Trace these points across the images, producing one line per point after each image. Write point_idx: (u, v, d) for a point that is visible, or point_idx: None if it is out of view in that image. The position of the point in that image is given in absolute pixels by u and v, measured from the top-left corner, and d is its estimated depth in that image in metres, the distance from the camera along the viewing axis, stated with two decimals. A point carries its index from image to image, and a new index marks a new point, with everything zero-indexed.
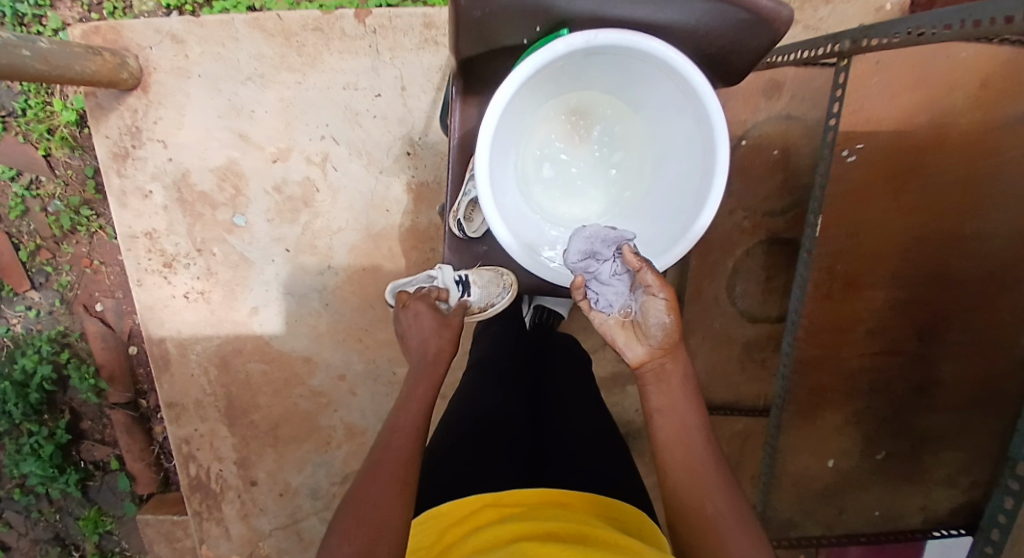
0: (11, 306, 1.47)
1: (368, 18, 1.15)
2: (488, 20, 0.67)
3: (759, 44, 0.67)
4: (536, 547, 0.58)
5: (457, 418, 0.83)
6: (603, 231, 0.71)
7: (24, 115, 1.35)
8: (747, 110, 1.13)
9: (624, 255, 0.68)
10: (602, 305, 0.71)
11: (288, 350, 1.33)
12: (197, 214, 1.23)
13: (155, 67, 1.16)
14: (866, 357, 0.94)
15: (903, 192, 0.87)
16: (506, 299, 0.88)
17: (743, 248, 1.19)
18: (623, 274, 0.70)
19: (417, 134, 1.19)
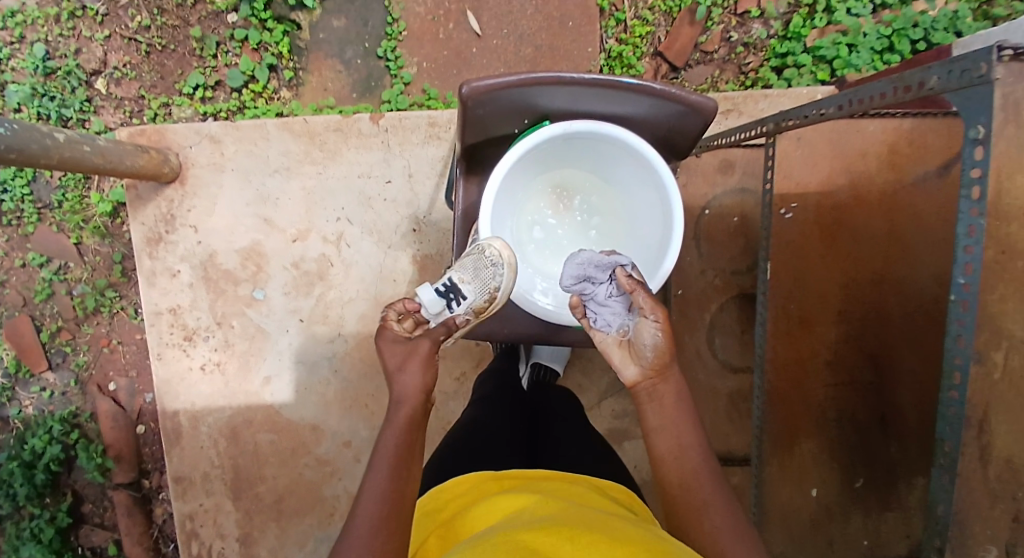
0: (25, 387, 1.52)
1: (381, 119, 1.33)
2: (487, 115, 0.83)
3: (697, 127, 0.82)
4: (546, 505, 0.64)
5: (458, 434, 0.93)
6: (598, 257, 0.82)
7: (62, 207, 1.48)
8: (706, 184, 1.31)
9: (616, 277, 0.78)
10: (601, 323, 0.79)
11: (297, 419, 1.38)
12: (219, 290, 1.35)
13: (192, 163, 1.33)
14: (830, 389, 1.07)
15: (838, 243, 1.05)
16: (506, 274, 0.79)
17: (717, 304, 1.32)
18: (619, 295, 0.79)
19: (422, 214, 1.35)
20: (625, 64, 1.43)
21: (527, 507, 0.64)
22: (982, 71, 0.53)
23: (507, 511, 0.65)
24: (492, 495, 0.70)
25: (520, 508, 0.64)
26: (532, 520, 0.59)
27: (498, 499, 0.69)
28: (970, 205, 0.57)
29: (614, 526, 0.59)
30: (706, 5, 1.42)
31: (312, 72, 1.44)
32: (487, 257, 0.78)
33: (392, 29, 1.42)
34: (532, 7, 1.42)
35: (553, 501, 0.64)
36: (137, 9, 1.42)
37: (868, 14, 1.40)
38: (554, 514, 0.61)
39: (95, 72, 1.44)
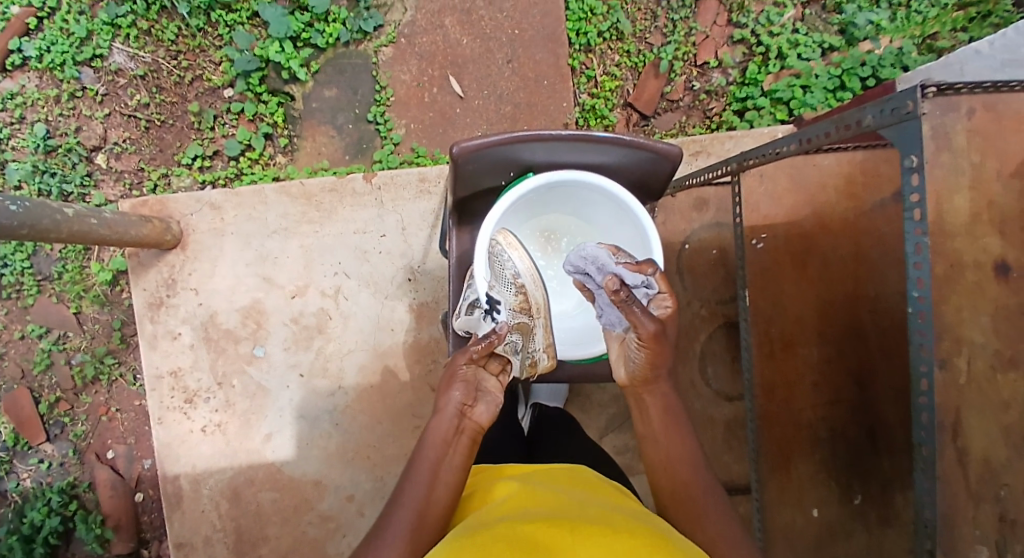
0: (23, 460, 1.51)
1: (374, 179, 1.41)
2: (476, 171, 0.90)
3: (666, 171, 0.89)
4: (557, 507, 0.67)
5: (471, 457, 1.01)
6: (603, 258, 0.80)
7: (62, 278, 1.51)
8: (683, 221, 1.39)
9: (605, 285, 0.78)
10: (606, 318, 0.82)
11: (299, 475, 1.39)
12: (221, 350, 1.38)
13: (194, 229, 1.39)
14: (818, 407, 1.11)
15: (808, 268, 1.12)
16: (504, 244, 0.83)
17: (705, 334, 1.38)
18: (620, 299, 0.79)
19: (417, 263, 1.40)
20: (599, 116, 1.53)
21: (525, 501, 0.68)
22: (909, 109, 0.60)
23: (506, 503, 0.69)
24: (496, 491, 0.75)
25: (519, 501, 0.68)
26: (529, 513, 0.63)
27: (502, 494, 0.73)
28: (914, 225, 0.63)
29: (604, 517, 0.63)
30: (669, 59, 1.54)
31: (307, 138, 1.52)
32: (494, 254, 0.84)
33: (380, 96, 1.51)
34: (510, 69, 1.53)
35: (551, 499, 0.68)
36: (136, 89, 1.50)
37: (818, 58, 1.52)
38: (549, 508, 0.65)
39: (96, 148, 1.50)
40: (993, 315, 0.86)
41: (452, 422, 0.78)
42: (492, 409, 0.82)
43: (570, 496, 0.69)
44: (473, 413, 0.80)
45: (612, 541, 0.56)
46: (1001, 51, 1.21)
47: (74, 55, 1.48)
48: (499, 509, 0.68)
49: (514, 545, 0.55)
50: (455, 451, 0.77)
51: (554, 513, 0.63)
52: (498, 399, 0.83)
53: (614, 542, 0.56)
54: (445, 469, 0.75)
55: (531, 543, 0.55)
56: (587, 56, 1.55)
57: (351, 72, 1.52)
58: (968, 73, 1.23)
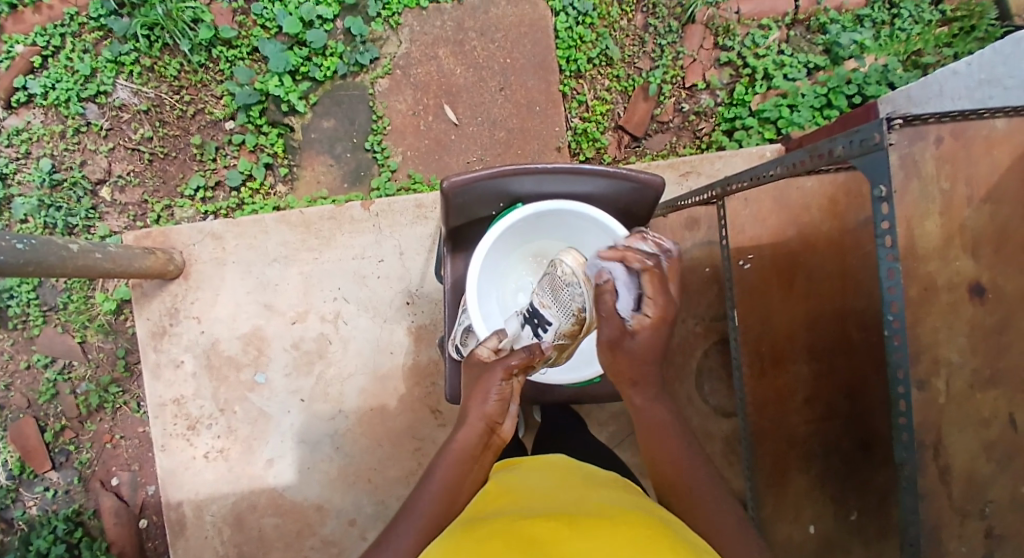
0: (29, 488, 1.53)
1: (371, 206, 1.44)
2: (467, 202, 0.93)
3: (649, 198, 0.94)
4: (547, 494, 0.70)
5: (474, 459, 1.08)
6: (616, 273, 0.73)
7: (67, 308, 1.54)
8: (675, 240, 1.39)
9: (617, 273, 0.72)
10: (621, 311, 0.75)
11: (301, 499, 1.40)
12: (223, 376, 1.41)
13: (196, 260, 1.42)
14: (811, 424, 1.12)
15: (795, 285, 1.14)
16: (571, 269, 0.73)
17: (701, 350, 1.39)
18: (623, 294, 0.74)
19: (415, 287, 1.43)
20: (591, 139, 1.57)
21: (523, 497, 0.70)
22: (878, 139, 0.63)
23: (503, 498, 0.71)
24: (493, 486, 0.76)
25: (516, 497, 0.70)
26: (525, 510, 0.65)
27: (499, 489, 0.74)
28: (886, 251, 0.65)
29: (597, 508, 0.65)
30: (657, 83, 1.57)
31: (306, 167, 1.56)
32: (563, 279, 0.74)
33: (377, 125, 1.55)
34: (502, 96, 1.57)
35: (541, 494, 0.70)
36: (139, 123, 1.55)
37: (803, 77, 1.56)
38: (546, 504, 0.67)
39: (101, 181, 1.54)
40: (971, 333, 0.84)
41: (478, 436, 0.77)
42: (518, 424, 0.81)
43: (566, 491, 0.71)
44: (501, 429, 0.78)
45: (601, 530, 0.58)
46: (979, 69, 1.25)
47: (78, 92, 1.53)
48: (496, 504, 0.69)
49: (511, 542, 0.57)
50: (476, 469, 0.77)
51: (549, 508, 0.65)
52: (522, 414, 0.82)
53: (604, 531, 0.58)
54: (461, 485, 0.76)
55: (525, 538, 0.57)
56: (577, 81, 1.59)
57: (348, 103, 1.57)
58: (946, 93, 1.26)
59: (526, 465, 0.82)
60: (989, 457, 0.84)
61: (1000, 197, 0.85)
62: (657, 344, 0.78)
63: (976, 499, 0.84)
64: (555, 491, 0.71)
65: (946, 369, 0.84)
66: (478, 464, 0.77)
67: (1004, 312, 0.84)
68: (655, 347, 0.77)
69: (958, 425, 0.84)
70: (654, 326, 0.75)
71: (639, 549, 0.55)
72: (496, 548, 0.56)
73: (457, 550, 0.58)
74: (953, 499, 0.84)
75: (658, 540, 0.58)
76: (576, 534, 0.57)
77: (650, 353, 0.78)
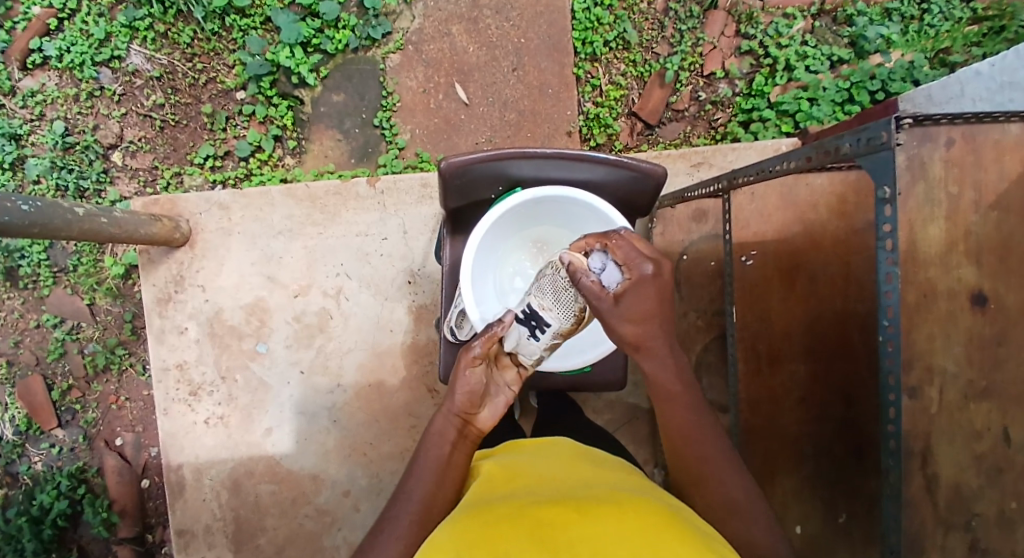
0: (36, 444, 1.57)
1: (377, 183, 1.43)
2: (465, 184, 0.93)
3: (651, 189, 0.93)
4: (552, 478, 0.70)
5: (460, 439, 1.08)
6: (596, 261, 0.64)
7: (77, 271, 1.56)
8: (681, 232, 1.36)
9: (607, 252, 0.64)
10: (608, 279, 0.64)
11: (297, 469, 1.43)
12: (225, 345, 1.43)
13: (202, 229, 1.43)
14: (803, 424, 1.12)
15: (797, 284, 1.12)
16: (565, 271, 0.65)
17: (701, 344, 1.37)
18: (607, 269, 0.64)
19: (417, 266, 1.43)
20: (603, 125, 1.54)
21: (532, 480, 0.69)
22: (884, 139, 0.61)
23: (509, 479, 0.71)
24: (496, 468, 0.75)
25: (526, 479, 0.70)
26: (535, 493, 0.65)
27: (507, 469, 0.74)
28: (886, 255, 0.64)
29: (605, 491, 0.64)
30: (674, 70, 1.54)
31: (315, 141, 1.56)
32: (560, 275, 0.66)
33: (386, 101, 1.54)
34: (514, 77, 1.55)
35: (546, 478, 0.70)
36: (152, 90, 1.55)
37: (826, 70, 1.51)
38: (555, 487, 0.66)
39: (112, 146, 1.56)
40: (968, 344, 0.82)
41: (454, 428, 0.79)
42: (497, 413, 0.82)
43: (574, 474, 0.71)
44: (477, 420, 0.80)
45: (611, 515, 0.58)
46: (1000, 72, 1.20)
47: (93, 56, 1.53)
48: (502, 486, 0.69)
49: (520, 527, 0.57)
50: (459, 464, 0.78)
51: (560, 492, 0.64)
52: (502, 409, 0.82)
53: (613, 514, 0.58)
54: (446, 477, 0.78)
55: (534, 522, 0.57)
56: (592, 65, 1.56)
57: (359, 77, 1.56)
58: (968, 94, 1.22)
59: (528, 447, 0.82)
60: (978, 470, 0.83)
61: (1008, 205, 0.81)
62: (654, 296, 0.66)
63: (961, 509, 0.82)
64: (559, 476, 0.70)
65: (939, 377, 0.82)
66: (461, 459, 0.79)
67: (1004, 323, 0.81)
68: (652, 301, 0.66)
69: (947, 435, 0.83)
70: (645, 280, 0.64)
71: (650, 534, 0.55)
72: (505, 533, 0.56)
73: (466, 531, 0.58)
74: (938, 508, 0.83)
75: (668, 523, 0.58)
76: (587, 519, 0.57)
77: (647, 308, 0.66)
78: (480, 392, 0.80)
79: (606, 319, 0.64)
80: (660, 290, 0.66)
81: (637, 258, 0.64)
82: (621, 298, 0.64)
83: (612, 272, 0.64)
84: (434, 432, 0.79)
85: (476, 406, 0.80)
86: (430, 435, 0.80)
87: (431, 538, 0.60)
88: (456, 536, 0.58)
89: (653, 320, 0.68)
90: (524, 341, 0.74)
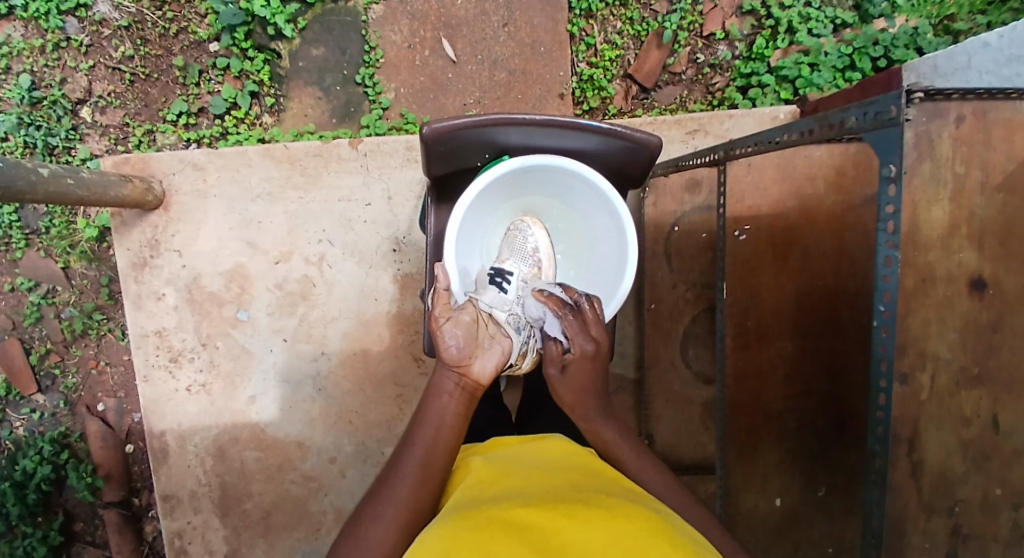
0: (16, 409, 1.55)
1: (360, 144, 1.38)
2: (451, 150, 0.89)
3: (643, 159, 0.90)
4: (543, 479, 0.68)
5: None
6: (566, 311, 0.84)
7: (49, 233, 1.51)
8: (674, 202, 1.31)
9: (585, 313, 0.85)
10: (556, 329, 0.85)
11: (282, 435, 1.41)
12: (204, 312, 1.39)
13: (176, 191, 1.37)
14: (787, 400, 1.11)
15: (790, 260, 1.09)
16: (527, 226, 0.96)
17: (689, 316, 1.34)
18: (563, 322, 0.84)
19: (402, 234, 1.39)
20: (596, 87, 1.48)
21: (522, 482, 0.68)
22: (893, 114, 0.58)
23: (499, 481, 0.69)
24: (485, 468, 0.73)
25: (516, 479, 0.68)
26: (523, 495, 0.64)
27: (493, 469, 0.72)
28: (887, 237, 0.62)
29: (595, 496, 0.63)
30: (672, 29, 1.47)
31: (293, 99, 1.49)
32: (518, 231, 0.96)
33: (369, 57, 1.47)
34: (505, 34, 1.48)
35: (536, 480, 0.68)
36: (121, 41, 1.47)
37: (828, 34, 1.44)
38: (545, 490, 0.65)
39: (81, 102, 1.48)
40: (964, 329, 0.80)
41: (450, 380, 0.78)
42: (493, 364, 0.80)
43: (565, 475, 0.69)
44: (473, 372, 0.79)
45: (603, 521, 0.56)
46: (1009, 45, 1.16)
47: (58, 4, 1.44)
48: (491, 488, 0.67)
49: (508, 530, 0.55)
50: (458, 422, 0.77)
51: (548, 495, 0.63)
52: (496, 358, 0.80)
53: (606, 521, 0.56)
54: (439, 453, 0.74)
55: (526, 530, 0.55)
56: (587, 21, 1.49)
57: (340, 30, 1.48)
58: (974, 66, 1.18)
59: (518, 447, 0.80)
60: (965, 456, 0.82)
61: (1013, 186, 0.79)
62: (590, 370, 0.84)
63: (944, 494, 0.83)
64: (549, 476, 0.69)
65: (932, 362, 0.81)
66: (456, 435, 0.76)
67: (1000, 308, 0.81)
68: (591, 376, 0.84)
69: (936, 420, 0.82)
70: (586, 356, 0.83)
71: (644, 541, 0.54)
72: (495, 540, 0.54)
73: (454, 533, 0.57)
74: (923, 494, 0.81)
75: (662, 530, 0.56)
76: (578, 525, 0.55)
77: (584, 382, 0.84)
78: (467, 344, 0.79)
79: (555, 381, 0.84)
80: (598, 366, 0.85)
81: (583, 336, 0.83)
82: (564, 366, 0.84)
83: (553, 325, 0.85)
84: (434, 387, 0.79)
85: (468, 358, 0.79)
86: (431, 389, 0.79)
87: (420, 542, 0.59)
88: (446, 539, 0.56)
89: (591, 395, 0.84)
90: (497, 298, 0.87)
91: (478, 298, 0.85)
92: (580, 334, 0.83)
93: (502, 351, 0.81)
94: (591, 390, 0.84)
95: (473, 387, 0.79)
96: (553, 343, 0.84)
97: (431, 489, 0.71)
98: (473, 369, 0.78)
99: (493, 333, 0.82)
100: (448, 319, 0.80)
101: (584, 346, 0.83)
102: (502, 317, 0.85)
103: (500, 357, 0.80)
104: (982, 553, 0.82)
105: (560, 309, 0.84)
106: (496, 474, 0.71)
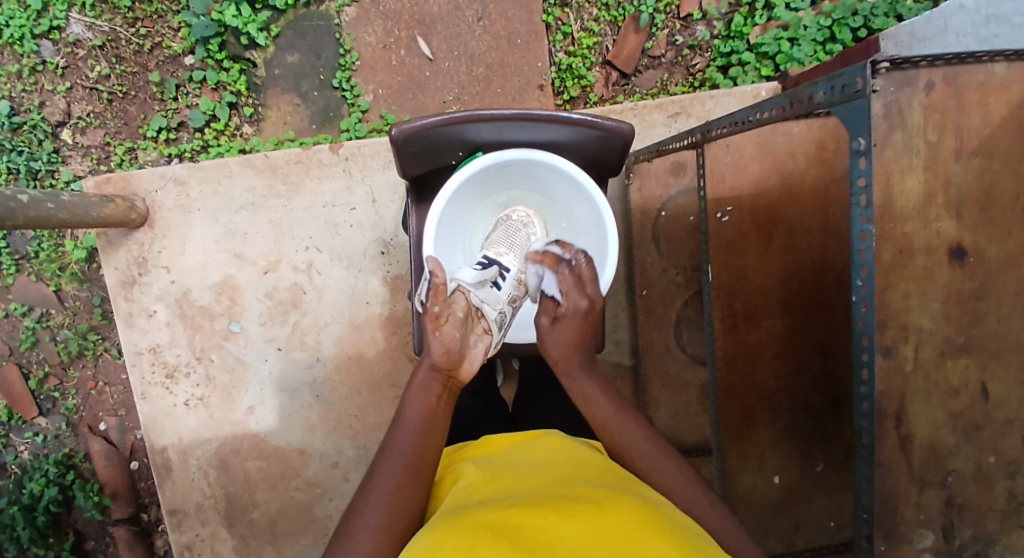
0: (19, 433, 1.56)
1: (341, 149, 1.38)
2: (424, 149, 0.88)
3: (616, 148, 0.89)
4: (534, 479, 0.67)
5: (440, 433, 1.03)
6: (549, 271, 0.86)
7: (38, 257, 1.51)
8: (659, 187, 1.31)
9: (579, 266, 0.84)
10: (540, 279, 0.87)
11: (284, 444, 1.42)
12: (197, 326, 1.39)
13: (160, 207, 1.37)
14: (779, 379, 1.10)
15: (774, 238, 1.09)
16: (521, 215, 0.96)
17: (681, 300, 1.33)
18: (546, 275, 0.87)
19: (389, 236, 1.39)
20: (575, 76, 1.47)
21: (511, 484, 0.67)
22: (860, 86, 0.57)
23: (489, 484, 0.68)
24: (475, 471, 0.72)
25: (506, 482, 0.68)
26: (509, 497, 0.63)
27: (483, 473, 0.71)
28: (861, 211, 0.60)
29: (584, 492, 0.62)
30: (649, 12, 1.46)
31: (272, 107, 1.48)
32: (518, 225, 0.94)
33: (345, 59, 1.46)
34: (480, 28, 1.46)
35: (529, 480, 0.67)
36: (96, 60, 1.46)
37: (807, 8, 1.42)
38: (535, 490, 0.64)
39: (61, 123, 1.47)
40: (946, 300, 0.80)
41: (437, 383, 0.76)
42: (478, 363, 0.79)
43: (556, 474, 0.69)
44: (461, 372, 0.77)
45: (592, 518, 0.55)
46: (986, 6, 1.15)
47: (31, 28, 1.43)
48: (482, 491, 0.66)
49: (496, 531, 0.55)
50: (440, 425, 0.76)
51: (537, 496, 0.62)
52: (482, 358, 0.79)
53: (595, 517, 0.56)
54: (426, 456, 0.74)
55: (516, 531, 0.55)
56: (562, 10, 1.48)
57: (313, 35, 1.47)
58: (951, 30, 1.17)
59: (510, 447, 0.78)
60: (955, 427, 0.81)
61: (990, 151, 0.79)
62: (579, 330, 0.84)
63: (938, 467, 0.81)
64: (540, 475, 0.68)
65: (915, 335, 0.79)
66: (439, 436, 0.76)
67: (982, 277, 0.81)
68: (579, 334, 0.84)
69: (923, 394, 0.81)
70: (578, 312, 0.83)
71: (633, 537, 0.53)
72: (484, 540, 0.53)
73: (441, 537, 0.56)
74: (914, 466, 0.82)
75: (652, 524, 0.56)
76: (567, 524, 0.55)
77: (574, 339, 0.84)
78: (461, 345, 0.75)
79: (544, 336, 0.85)
80: (590, 324, 0.85)
81: (578, 292, 0.84)
82: (556, 319, 0.85)
83: (548, 281, 0.86)
84: (416, 391, 0.76)
85: (460, 360, 0.76)
86: (413, 391, 0.76)
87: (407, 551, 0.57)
88: (432, 546, 0.55)
89: (577, 353, 0.84)
90: (489, 292, 0.82)
91: (471, 289, 0.79)
92: (575, 290, 0.83)
93: (484, 345, 0.79)
94: (578, 348, 0.84)
95: (457, 386, 0.79)
96: (549, 299, 0.86)
97: (417, 488, 0.71)
98: (461, 371, 0.77)
99: (478, 328, 0.78)
100: (444, 320, 0.74)
101: (578, 302, 0.84)
102: (491, 314, 0.80)
103: (484, 353, 0.79)
104: (980, 523, 0.82)
105: (557, 266, 0.84)
106: (487, 477, 0.70)
